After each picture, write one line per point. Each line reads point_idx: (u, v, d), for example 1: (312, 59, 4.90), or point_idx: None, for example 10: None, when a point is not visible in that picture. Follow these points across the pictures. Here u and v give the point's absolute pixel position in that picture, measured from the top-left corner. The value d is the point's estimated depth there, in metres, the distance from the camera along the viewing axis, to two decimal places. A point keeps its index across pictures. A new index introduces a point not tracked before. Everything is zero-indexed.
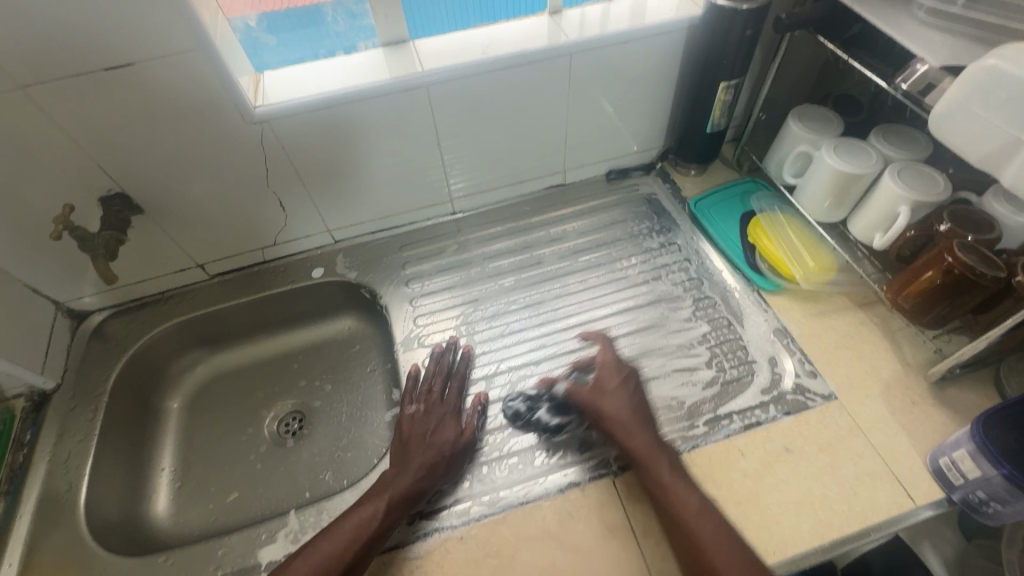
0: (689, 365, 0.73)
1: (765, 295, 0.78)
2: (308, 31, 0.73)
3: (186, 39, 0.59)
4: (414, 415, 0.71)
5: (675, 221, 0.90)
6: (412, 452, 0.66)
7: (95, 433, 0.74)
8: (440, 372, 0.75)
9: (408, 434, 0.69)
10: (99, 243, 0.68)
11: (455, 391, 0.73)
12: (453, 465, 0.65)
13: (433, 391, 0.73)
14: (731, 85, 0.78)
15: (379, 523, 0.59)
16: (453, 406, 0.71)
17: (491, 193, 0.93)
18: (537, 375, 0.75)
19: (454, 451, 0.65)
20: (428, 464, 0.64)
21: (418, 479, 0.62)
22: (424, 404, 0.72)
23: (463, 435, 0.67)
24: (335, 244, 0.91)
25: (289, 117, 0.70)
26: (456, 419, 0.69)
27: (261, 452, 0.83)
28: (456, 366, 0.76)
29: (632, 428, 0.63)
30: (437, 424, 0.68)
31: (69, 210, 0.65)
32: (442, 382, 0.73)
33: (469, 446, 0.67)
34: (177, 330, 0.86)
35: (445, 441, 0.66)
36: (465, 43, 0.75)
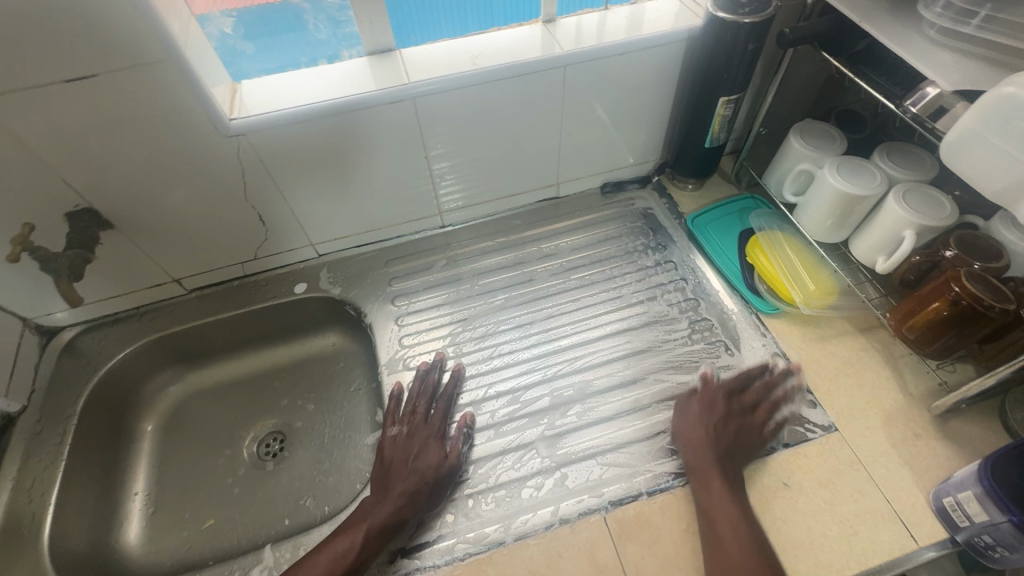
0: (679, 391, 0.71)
1: (764, 318, 0.76)
2: (288, 38, 0.70)
3: (154, 48, 0.55)
4: (396, 437, 0.68)
5: (672, 237, 0.87)
6: (393, 479, 0.63)
7: (62, 460, 0.70)
8: (424, 392, 0.72)
9: (389, 459, 0.66)
10: (60, 262, 0.66)
11: (440, 412, 0.70)
12: (435, 492, 0.62)
13: (417, 413, 0.70)
14: (731, 100, 0.75)
15: (354, 557, 0.56)
16: (437, 429, 0.68)
17: (482, 205, 0.90)
18: (525, 398, 0.72)
19: (437, 477, 0.63)
20: (408, 492, 0.61)
21: (399, 508, 0.60)
22: (407, 426, 0.69)
23: (447, 459, 0.64)
24: (319, 258, 0.88)
25: (266, 130, 0.66)
26: (441, 442, 0.66)
27: (239, 476, 0.80)
28: (442, 384, 0.73)
29: (712, 453, 0.61)
30: (420, 448, 0.65)
31: (30, 229, 0.63)
32: (427, 402, 0.71)
33: (453, 471, 0.64)
34: (152, 348, 0.82)
35: (428, 466, 0.63)
36: (454, 52, 0.72)
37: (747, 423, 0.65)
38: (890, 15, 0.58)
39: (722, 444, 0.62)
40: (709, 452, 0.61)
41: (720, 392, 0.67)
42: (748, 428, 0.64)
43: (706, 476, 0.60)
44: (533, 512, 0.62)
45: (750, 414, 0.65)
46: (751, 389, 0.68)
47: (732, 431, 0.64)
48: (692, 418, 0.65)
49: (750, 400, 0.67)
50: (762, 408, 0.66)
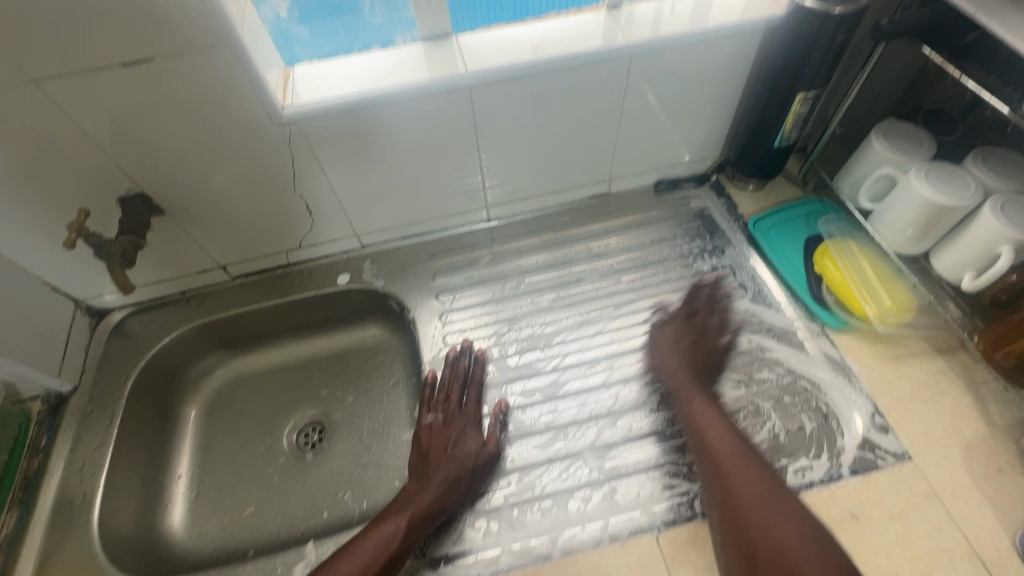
0: (735, 407, 0.67)
1: (830, 332, 0.71)
2: (342, 21, 0.67)
3: (210, 33, 0.54)
4: (432, 425, 0.68)
5: (729, 240, 0.83)
6: (430, 467, 0.64)
7: (110, 442, 0.71)
8: (457, 378, 0.72)
9: (427, 447, 0.67)
10: (114, 250, 0.64)
11: (473, 399, 0.70)
12: (476, 480, 0.62)
13: (451, 400, 0.70)
14: (808, 97, 0.69)
15: (399, 543, 0.57)
16: (473, 416, 0.68)
17: (530, 201, 0.86)
18: (566, 405, 0.70)
19: (477, 464, 0.63)
20: (450, 479, 0.61)
21: (441, 495, 0.60)
22: (443, 414, 0.69)
23: (486, 447, 0.65)
24: (362, 249, 0.86)
25: (319, 118, 0.64)
26: (478, 430, 0.67)
27: (279, 464, 0.80)
28: (473, 371, 0.73)
29: (684, 374, 0.67)
30: (458, 436, 0.66)
31: (84, 215, 0.61)
32: (460, 389, 0.71)
33: (493, 458, 0.64)
34: (196, 334, 0.82)
35: (467, 454, 0.63)
36: (514, 40, 0.68)
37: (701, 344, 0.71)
38: (1010, 6, 0.52)
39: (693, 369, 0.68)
40: (684, 373, 0.67)
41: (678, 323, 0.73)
42: (708, 353, 0.70)
43: (686, 395, 0.65)
44: (581, 527, 0.59)
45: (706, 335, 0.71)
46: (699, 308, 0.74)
47: (700, 354, 0.70)
48: (703, 342, 0.71)
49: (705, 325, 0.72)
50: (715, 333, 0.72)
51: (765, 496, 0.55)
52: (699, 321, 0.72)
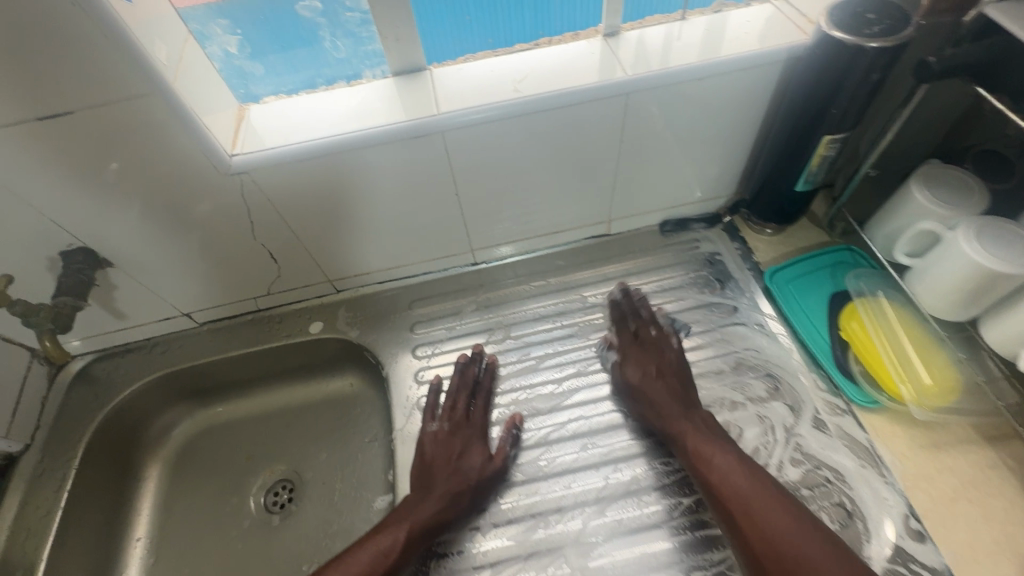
0: None
1: (857, 411, 0.61)
2: (301, 55, 0.59)
3: (139, 81, 0.47)
4: (436, 434, 0.65)
5: (742, 292, 0.73)
6: (436, 472, 0.61)
7: (59, 509, 0.66)
8: (464, 386, 0.68)
9: (430, 457, 0.63)
10: (44, 315, 0.61)
11: (480, 409, 0.67)
12: (481, 494, 0.60)
13: (456, 409, 0.67)
14: (835, 140, 0.59)
15: (397, 555, 0.55)
16: (479, 428, 0.65)
17: (521, 243, 0.78)
18: (548, 488, 0.62)
19: (481, 480, 0.61)
20: (452, 494, 0.59)
21: (441, 510, 0.58)
22: (448, 423, 0.65)
23: (492, 462, 0.62)
24: (337, 294, 0.80)
25: (273, 168, 0.57)
26: (484, 444, 0.64)
27: (244, 529, 0.74)
28: (482, 379, 0.69)
29: (674, 407, 0.61)
30: (463, 448, 0.63)
31: (6, 283, 0.57)
32: (467, 399, 0.67)
33: (498, 475, 0.62)
34: (160, 385, 0.77)
35: (472, 469, 0.61)
36: (495, 76, 0.60)
37: (644, 355, 0.66)
38: None
39: (667, 374, 0.64)
40: (670, 402, 0.61)
41: (631, 342, 0.69)
42: (677, 369, 0.64)
43: (682, 433, 0.59)
44: None
45: (659, 348, 0.67)
46: (626, 328, 0.71)
47: (675, 381, 0.63)
48: (660, 353, 0.66)
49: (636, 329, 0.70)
50: (663, 341, 0.68)
51: (749, 491, 0.52)
52: (646, 340, 0.68)
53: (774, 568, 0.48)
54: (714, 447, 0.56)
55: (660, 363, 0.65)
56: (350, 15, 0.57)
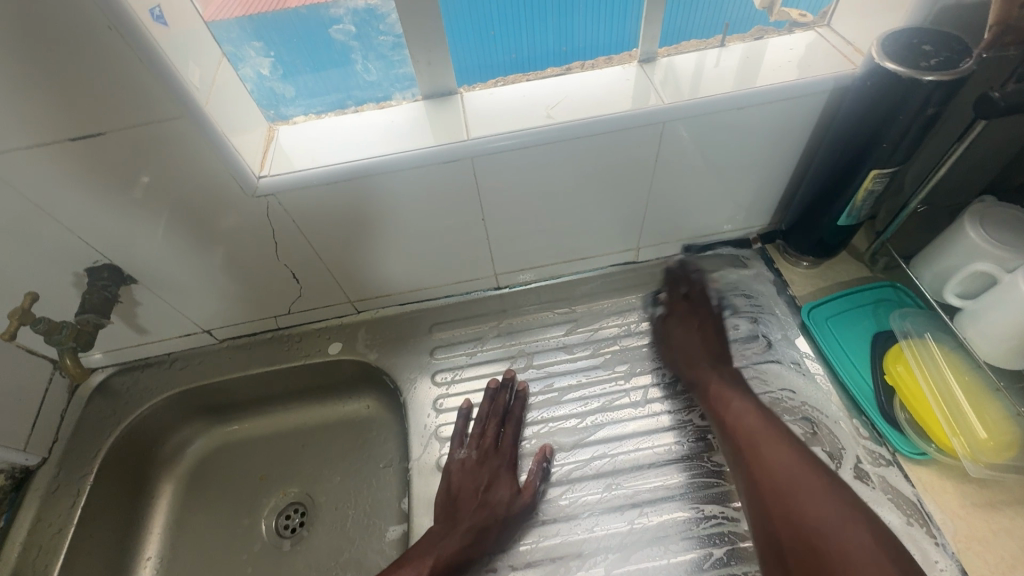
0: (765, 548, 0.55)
1: (902, 461, 0.58)
2: (332, 78, 0.58)
3: (173, 103, 0.47)
4: (464, 462, 0.64)
5: (778, 328, 0.70)
6: (460, 506, 0.60)
7: (72, 526, 0.65)
8: (495, 413, 0.67)
9: (457, 487, 0.62)
10: (67, 334, 0.60)
11: (510, 437, 0.65)
12: (507, 531, 0.59)
13: (486, 437, 0.65)
14: (884, 174, 0.57)
15: None
16: (508, 458, 0.64)
17: (546, 269, 0.76)
18: (571, 531, 0.59)
19: (509, 515, 0.60)
20: (478, 529, 0.59)
21: (466, 546, 0.58)
22: (477, 450, 0.64)
23: (520, 496, 0.61)
24: (358, 315, 0.78)
25: (300, 190, 0.57)
26: (512, 475, 0.63)
27: (254, 552, 0.73)
28: (513, 406, 0.68)
29: (700, 356, 0.67)
30: (490, 480, 0.62)
31: (31, 301, 0.57)
32: (497, 426, 0.66)
33: (525, 511, 0.60)
34: (177, 401, 0.77)
35: (499, 502, 0.60)
36: (528, 101, 0.59)
37: (702, 321, 0.70)
38: None
39: (707, 356, 0.67)
40: (699, 351, 0.67)
41: (677, 322, 0.71)
42: (710, 334, 0.69)
43: (704, 380, 0.64)
44: None
45: (699, 312, 0.71)
46: (687, 295, 0.73)
47: (711, 338, 0.69)
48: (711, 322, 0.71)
49: (694, 300, 0.73)
50: (702, 308, 0.72)
51: (755, 425, 0.57)
52: (693, 304, 0.72)
53: (769, 490, 0.53)
54: (749, 419, 0.58)
55: (709, 324, 0.70)
56: (383, 38, 0.56)
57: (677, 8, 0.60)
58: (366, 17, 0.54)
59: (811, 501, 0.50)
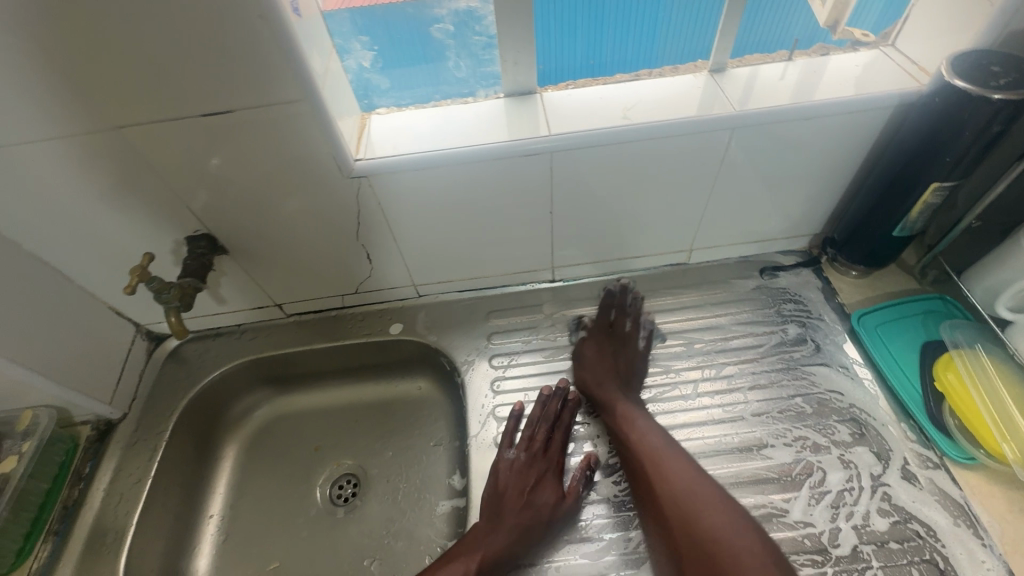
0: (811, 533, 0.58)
1: (950, 465, 0.60)
2: (423, 72, 0.63)
3: (293, 87, 0.52)
4: (513, 462, 0.66)
5: (826, 333, 0.73)
6: (506, 505, 0.63)
7: (150, 476, 0.70)
8: (546, 419, 0.69)
9: (504, 486, 0.64)
10: (174, 293, 0.63)
11: (558, 444, 0.68)
12: (550, 533, 0.62)
13: (535, 441, 0.67)
14: (943, 188, 0.59)
15: None
16: (556, 463, 0.67)
17: (600, 264, 0.80)
18: (621, 512, 0.64)
19: (553, 517, 0.62)
20: (522, 527, 0.61)
21: (511, 542, 0.61)
22: (525, 454, 0.67)
23: (565, 500, 0.63)
24: (418, 299, 0.83)
25: (390, 174, 0.61)
26: (558, 481, 0.65)
27: (310, 518, 0.76)
28: (563, 414, 0.70)
29: (612, 383, 0.69)
30: (538, 482, 0.64)
31: (149, 261, 0.61)
32: (547, 431, 0.68)
33: (569, 514, 0.63)
34: (245, 369, 0.81)
35: (545, 504, 0.62)
36: (605, 102, 0.63)
37: (622, 351, 0.72)
38: None
39: (613, 377, 0.70)
40: (603, 372, 0.70)
41: (592, 343, 0.74)
42: (630, 360, 0.72)
43: (614, 404, 0.67)
44: None
45: (627, 346, 0.73)
46: (614, 318, 0.76)
47: (624, 365, 0.71)
48: (630, 346, 0.73)
49: (625, 333, 0.74)
50: (631, 341, 0.73)
51: (659, 450, 0.61)
52: (618, 335, 0.74)
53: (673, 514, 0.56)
54: (656, 444, 0.62)
55: (624, 353, 0.72)
56: (476, 38, 0.61)
57: (750, 21, 0.64)
58: (465, 18, 0.59)
59: (709, 512, 0.55)
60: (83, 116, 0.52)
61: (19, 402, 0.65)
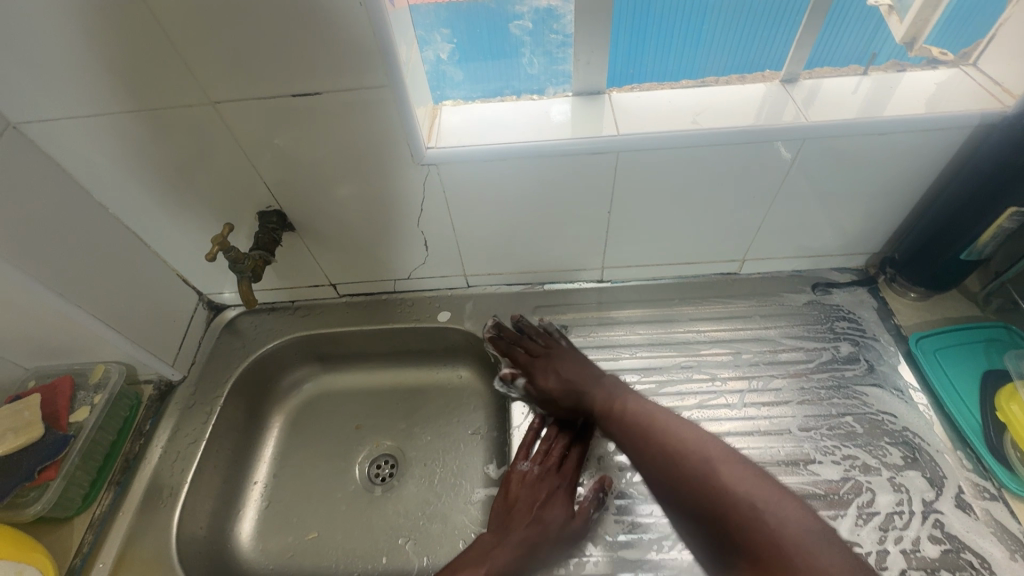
0: (857, 553, 0.57)
1: (1010, 497, 0.58)
2: (497, 67, 0.65)
3: (378, 73, 0.54)
4: (525, 475, 0.68)
5: (880, 354, 0.71)
6: (515, 517, 0.65)
7: (204, 438, 0.73)
8: (563, 434, 0.71)
9: (514, 497, 0.67)
10: (247, 265, 0.67)
11: (574, 461, 0.69)
12: (558, 551, 0.61)
13: (550, 455, 0.70)
14: (1020, 213, 0.58)
15: None
16: (568, 480, 0.67)
17: (649, 269, 0.80)
18: (643, 510, 0.64)
19: (562, 534, 0.62)
20: (530, 541, 0.61)
21: (519, 555, 0.60)
22: (539, 466, 0.69)
23: (574, 519, 0.63)
24: (467, 289, 0.84)
25: (458, 163, 0.63)
26: (568, 500, 0.65)
27: (347, 493, 0.78)
28: (580, 434, 0.71)
29: (582, 378, 0.69)
30: (547, 497, 0.65)
31: (228, 231, 0.65)
32: (563, 447, 0.70)
33: (579, 532, 0.62)
34: (296, 344, 0.84)
35: (553, 520, 0.63)
36: (674, 107, 0.64)
37: (568, 354, 0.73)
38: None
39: (582, 375, 0.70)
40: (567, 374, 0.70)
41: (546, 354, 0.74)
42: (583, 359, 0.72)
43: (589, 400, 0.68)
44: None
45: (552, 353, 0.73)
46: (549, 332, 0.77)
47: (581, 363, 0.71)
48: (570, 352, 0.73)
49: (557, 338, 0.76)
50: (555, 346, 0.75)
51: (644, 419, 0.62)
52: (552, 344, 0.75)
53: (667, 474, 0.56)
54: (635, 419, 0.62)
55: (571, 355, 0.73)
56: (553, 36, 0.62)
57: (826, 33, 0.63)
58: (545, 16, 0.61)
59: (695, 464, 0.55)
60: (182, 91, 0.56)
61: (93, 356, 0.70)
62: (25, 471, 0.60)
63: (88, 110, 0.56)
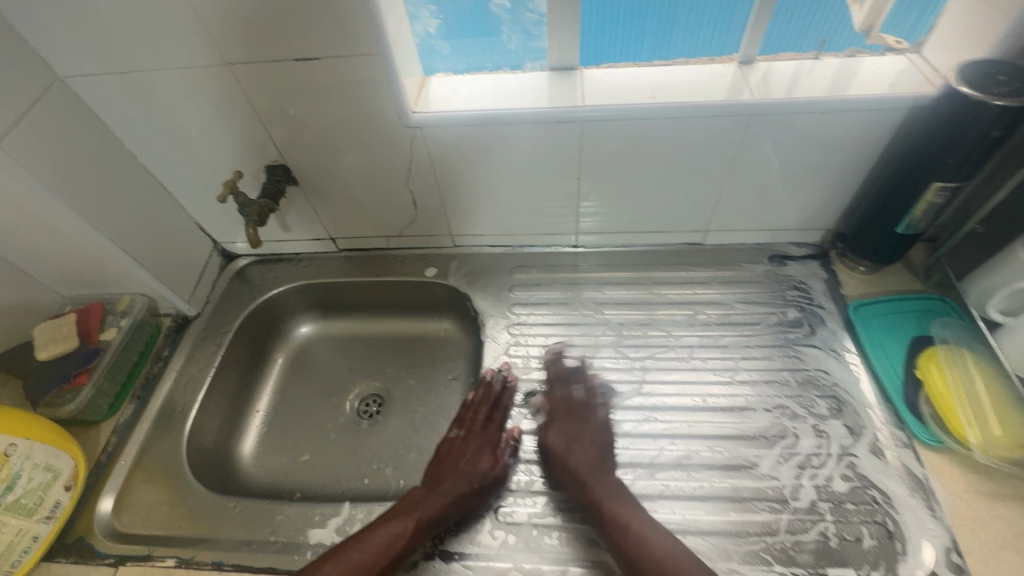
0: (774, 484, 0.64)
1: (918, 447, 0.65)
2: (480, 42, 0.72)
3: (368, 42, 0.62)
4: (454, 440, 0.72)
5: (823, 319, 0.77)
6: (445, 474, 0.68)
7: (214, 365, 0.83)
8: (486, 399, 0.75)
9: (444, 459, 0.70)
10: (254, 210, 0.76)
11: (496, 422, 0.73)
12: (483, 497, 0.66)
13: (476, 417, 0.74)
14: (946, 188, 0.63)
15: (405, 543, 0.61)
16: (491, 439, 0.71)
17: (618, 236, 0.87)
18: None
19: (484, 483, 0.66)
20: (457, 492, 0.64)
21: (447, 504, 0.64)
22: (465, 430, 0.73)
23: (496, 468, 0.68)
24: (453, 248, 0.93)
25: (441, 127, 0.70)
26: (493, 451, 0.70)
27: (338, 424, 0.87)
28: (503, 396, 0.76)
29: (587, 466, 0.65)
30: (472, 454, 0.69)
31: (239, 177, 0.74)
32: (486, 410, 0.74)
33: (500, 479, 0.68)
34: (298, 292, 0.93)
35: (477, 471, 0.67)
36: (638, 83, 0.70)
37: (582, 431, 0.69)
38: None
39: (588, 465, 0.65)
40: (577, 458, 0.66)
41: (560, 425, 0.71)
42: (596, 436, 0.68)
43: (596, 500, 0.62)
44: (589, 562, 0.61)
45: (578, 421, 0.70)
46: (572, 389, 0.74)
47: (590, 448, 0.67)
48: (583, 426, 0.69)
49: (574, 405, 0.72)
50: (589, 410, 0.71)
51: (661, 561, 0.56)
52: (571, 408, 0.72)
53: None
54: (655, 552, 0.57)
55: (586, 433, 0.69)
56: (529, 15, 0.69)
57: (779, 20, 0.69)
58: None
59: None
60: (200, 54, 0.64)
61: (121, 288, 0.80)
62: (63, 374, 0.71)
63: (121, 67, 0.65)
